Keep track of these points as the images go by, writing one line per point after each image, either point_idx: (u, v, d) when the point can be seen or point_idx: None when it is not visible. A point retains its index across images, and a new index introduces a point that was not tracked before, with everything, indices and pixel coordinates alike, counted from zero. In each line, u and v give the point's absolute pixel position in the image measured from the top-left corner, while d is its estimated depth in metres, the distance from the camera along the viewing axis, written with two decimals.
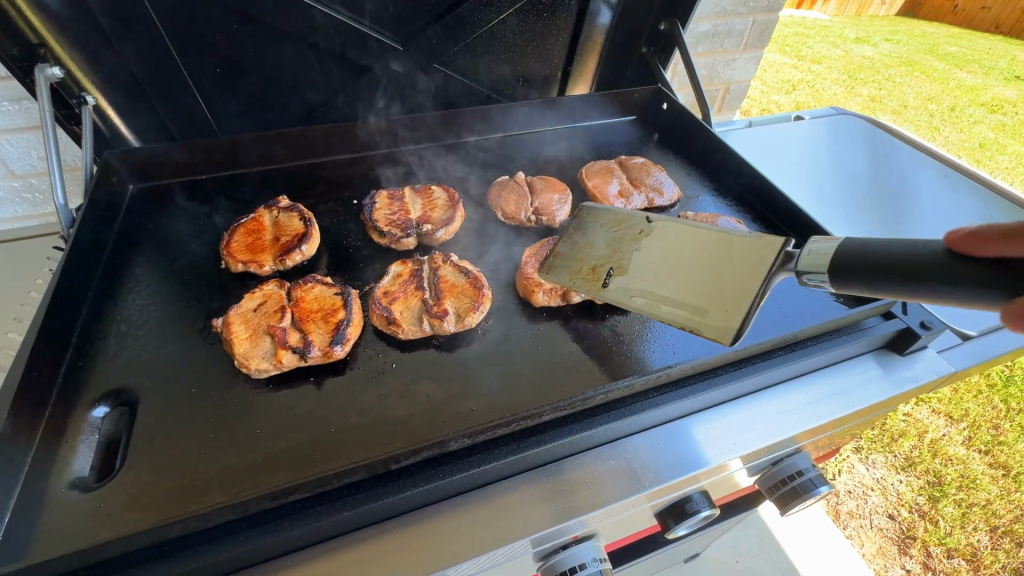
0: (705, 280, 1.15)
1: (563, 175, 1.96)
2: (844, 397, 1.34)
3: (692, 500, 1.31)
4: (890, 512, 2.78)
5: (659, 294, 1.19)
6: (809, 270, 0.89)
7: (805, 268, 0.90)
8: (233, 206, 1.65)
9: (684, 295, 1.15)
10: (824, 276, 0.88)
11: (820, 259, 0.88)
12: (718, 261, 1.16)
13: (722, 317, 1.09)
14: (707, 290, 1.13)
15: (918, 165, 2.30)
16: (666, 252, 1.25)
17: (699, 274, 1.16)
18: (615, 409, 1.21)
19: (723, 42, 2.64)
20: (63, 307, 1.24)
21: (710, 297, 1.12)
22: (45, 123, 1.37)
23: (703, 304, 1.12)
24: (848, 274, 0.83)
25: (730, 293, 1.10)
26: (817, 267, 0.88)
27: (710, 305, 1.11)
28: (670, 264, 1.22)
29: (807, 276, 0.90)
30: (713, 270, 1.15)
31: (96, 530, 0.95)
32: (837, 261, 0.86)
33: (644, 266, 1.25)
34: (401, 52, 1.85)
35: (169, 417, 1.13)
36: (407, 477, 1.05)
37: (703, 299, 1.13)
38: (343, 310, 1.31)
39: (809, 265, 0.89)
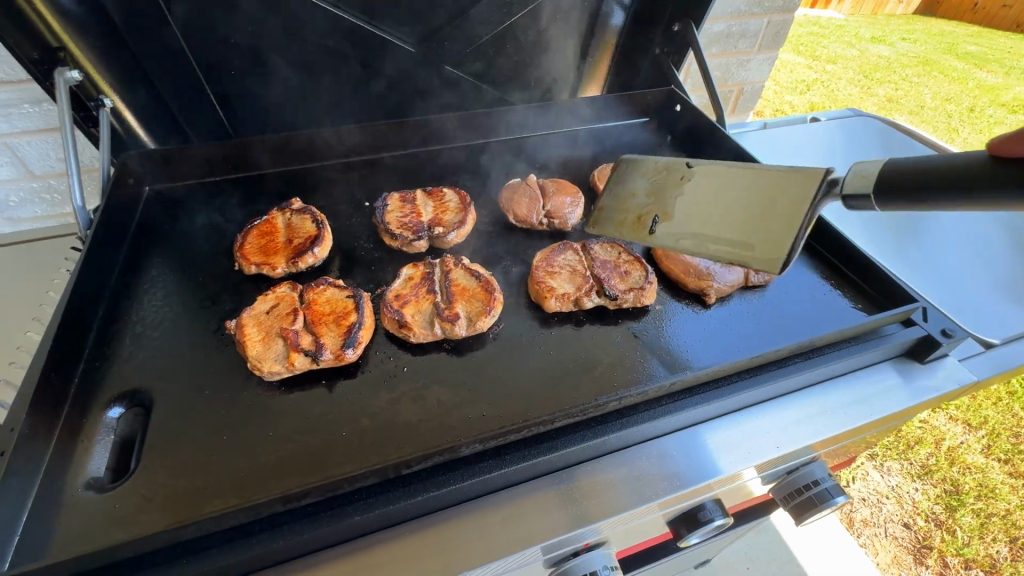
0: (749, 213, 1.07)
1: (575, 178, 1.94)
2: (863, 405, 1.32)
3: (706, 509, 1.29)
4: (905, 521, 2.73)
5: (707, 234, 1.12)
6: (853, 189, 0.84)
7: (851, 185, 0.84)
8: (246, 208, 1.66)
9: (730, 231, 1.08)
10: (868, 195, 0.82)
11: (863, 177, 0.82)
12: (761, 192, 1.07)
13: (770, 248, 1.01)
14: (753, 223, 1.05)
15: None
16: (708, 192, 1.17)
17: (742, 208, 1.08)
18: (628, 416, 1.19)
19: (737, 43, 2.61)
20: (80, 308, 1.26)
21: (756, 229, 1.04)
22: (64, 125, 1.39)
23: (748, 237, 1.04)
24: (890, 190, 0.79)
25: (777, 222, 1.02)
26: (862, 185, 0.83)
27: (757, 237, 1.03)
28: (714, 203, 1.15)
29: (851, 197, 0.84)
30: (759, 202, 1.07)
31: (111, 532, 0.95)
32: (884, 178, 0.79)
33: (690, 208, 1.18)
34: (413, 53, 1.84)
35: (183, 418, 1.14)
36: (418, 482, 1.04)
37: (748, 232, 1.05)
38: (355, 314, 1.30)
39: (854, 185, 0.84)
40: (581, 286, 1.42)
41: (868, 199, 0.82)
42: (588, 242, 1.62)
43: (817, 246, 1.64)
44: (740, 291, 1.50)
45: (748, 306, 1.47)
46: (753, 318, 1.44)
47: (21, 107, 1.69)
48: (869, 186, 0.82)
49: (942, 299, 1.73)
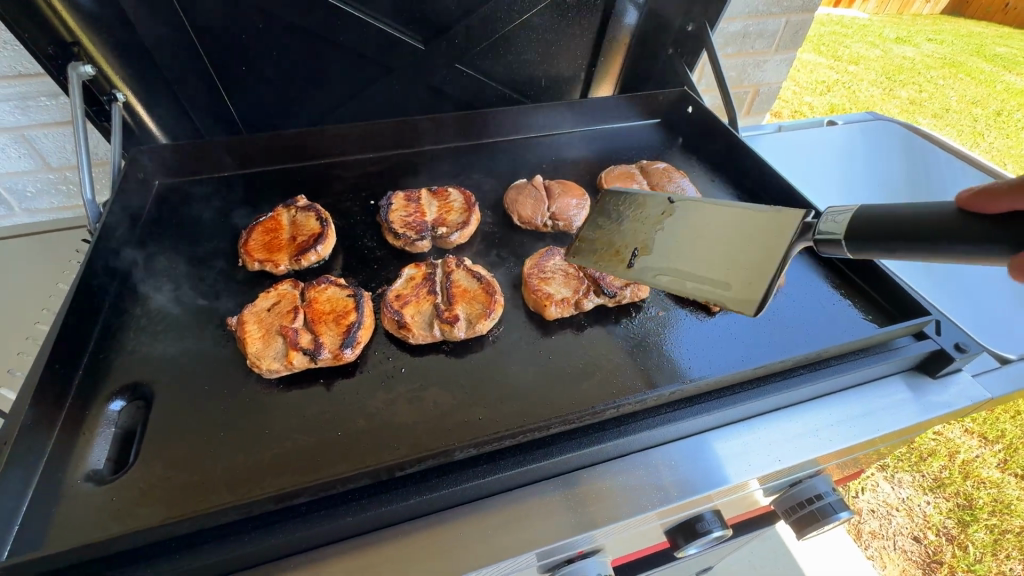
0: (727, 253, 1.08)
1: (583, 179, 1.92)
2: (869, 419, 1.29)
3: (704, 520, 1.27)
4: (915, 535, 2.68)
5: (685, 271, 1.11)
6: (825, 236, 0.87)
7: (823, 233, 0.88)
8: (252, 204, 1.67)
9: (708, 271, 1.08)
10: (840, 242, 0.86)
11: (837, 224, 0.86)
12: (738, 232, 1.09)
13: (748, 289, 1.01)
14: (731, 263, 1.06)
15: (958, 172, 2.19)
16: (684, 230, 1.18)
17: (719, 248, 1.10)
18: (626, 424, 1.17)
19: (753, 43, 2.56)
20: (86, 301, 1.27)
21: (734, 269, 1.05)
22: (76, 119, 1.42)
23: (726, 277, 1.05)
24: (865, 239, 0.82)
25: (754, 264, 1.03)
26: (833, 234, 0.87)
27: (735, 277, 1.04)
28: (692, 242, 1.15)
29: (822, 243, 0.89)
30: (735, 242, 1.08)
31: (108, 525, 0.97)
32: (854, 227, 0.84)
33: (669, 245, 1.18)
34: (423, 51, 1.83)
35: (182, 414, 1.15)
36: (411, 485, 1.03)
37: (726, 271, 1.06)
38: (355, 313, 1.30)
39: (827, 232, 0.87)
40: (577, 289, 1.40)
41: (840, 245, 0.86)
42: None
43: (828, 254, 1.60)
44: None
45: (754, 314, 1.43)
46: (758, 327, 1.41)
47: (38, 100, 1.72)
48: (840, 233, 0.86)
49: (959, 309, 1.69)
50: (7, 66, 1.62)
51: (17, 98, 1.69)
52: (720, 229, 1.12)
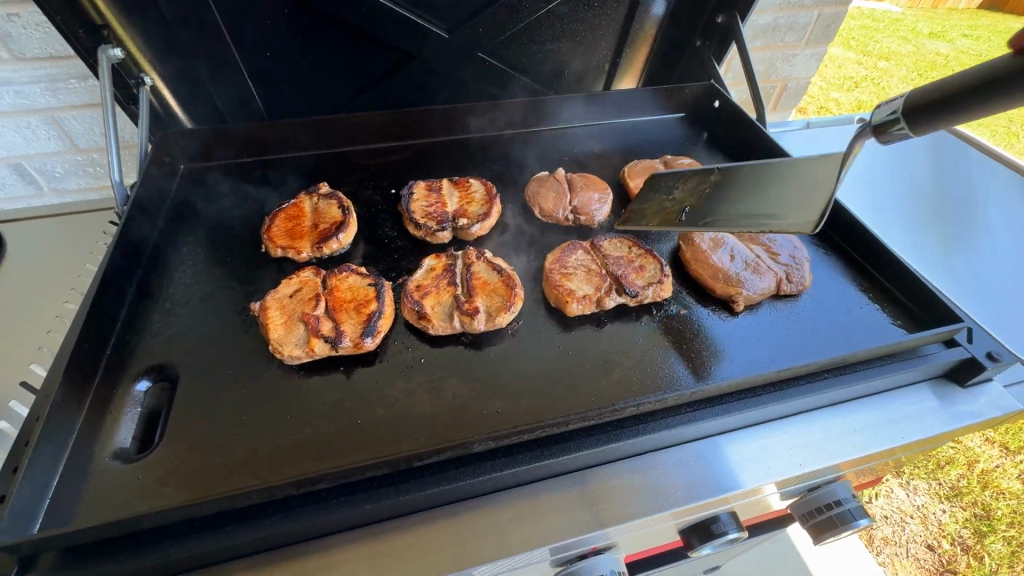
0: (784, 191, 1.05)
1: (605, 172, 1.89)
2: (894, 427, 1.26)
3: (719, 521, 1.26)
4: (929, 543, 2.63)
5: (737, 214, 1.10)
6: (881, 125, 0.77)
7: (877, 124, 0.78)
8: (275, 190, 1.68)
9: (760, 209, 1.06)
10: (902, 121, 0.75)
11: (891, 110, 0.76)
12: (793, 174, 1.07)
13: (806, 215, 0.97)
14: (788, 199, 1.03)
15: (986, 175, 2.13)
16: (738, 181, 1.17)
17: (776, 189, 1.07)
18: (644, 422, 1.16)
19: (783, 36, 2.49)
20: (113, 283, 1.30)
21: (793, 204, 1.02)
22: (105, 102, 1.45)
23: (784, 211, 1.02)
24: (922, 113, 0.72)
25: (811, 196, 1.00)
26: (892, 118, 0.76)
27: (793, 209, 1.00)
28: (745, 190, 1.14)
29: (882, 132, 0.78)
30: (794, 184, 1.05)
31: (135, 502, 0.99)
32: (911, 101, 0.73)
33: (718, 198, 1.18)
34: (447, 40, 1.81)
35: (205, 397, 1.16)
36: (430, 476, 1.04)
37: (780, 207, 1.03)
38: (376, 302, 1.30)
39: (883, 120, 0.77)
40: (600, 286, 1.39)
41: (902, 126, 0.75)
42: (595, 238, 1.55)
43: (856, 256, 1.56)
44: (771, 299, 1.44)
45: (778, 315, 1.41)
46: (782, 329, 1.38)
47: (68, 82, 1.75)
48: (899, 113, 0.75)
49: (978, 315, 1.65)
50: (39, 48, 1.64)
51: (48, 80, 1.72)
52: (778, 173, 1.09)
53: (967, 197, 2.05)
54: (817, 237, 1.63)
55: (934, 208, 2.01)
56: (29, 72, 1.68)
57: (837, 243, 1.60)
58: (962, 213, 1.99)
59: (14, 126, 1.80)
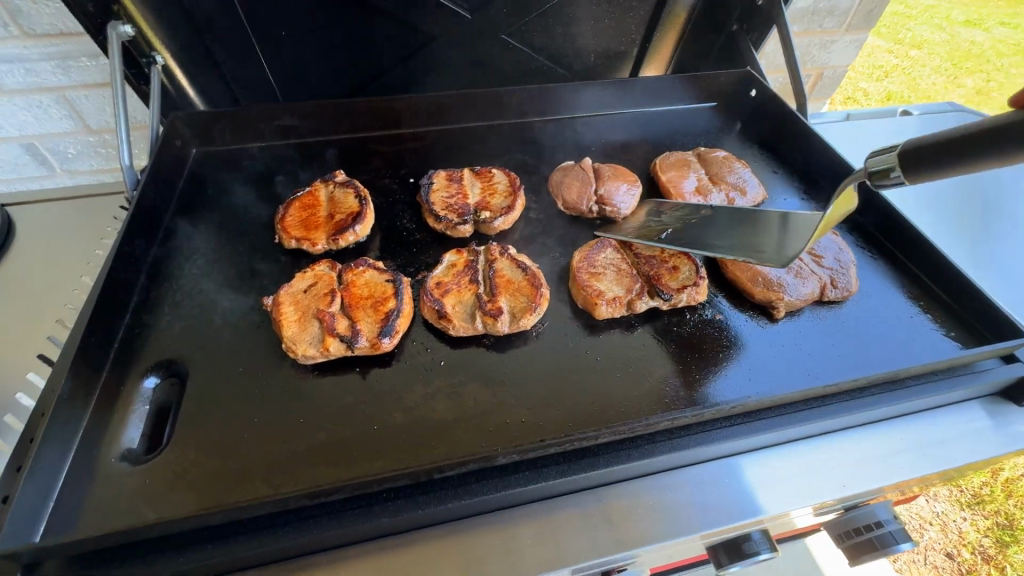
0: (765, 231, 1.25)
1: (633, 164, 1.79)
2: (944, 449, 1.18)
3: (751, 539, 1.19)
4: (948, 551, 2.48)
5: (719, 243, 1.27)
6: (879, 170, 0.82)
7: (876, 171, 0.83)
8: (289, 177, 1.61)
9: (746, 243, 1.23)
10: (898, 169, 0.80)
11: (888, 157, 0.81)
12: (771, 220, 1.27)
13: (788, 251, 1.15)
14: (771, 237, 1.22)
15: None
16: (722, 220, 1.36)
17: (760, 229, 1.26)
18: (679, 437, 1.08)
19: (822, 21, 2.34)
20: (122, 273, 1.25)
21: (774, 244, 1.19)
22: (115, 82, 1.39)
23: (768, 246, 1.20)
24: (921, 160, 0.77)
25: (789, 238, 1.20)
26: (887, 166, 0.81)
27: (777, 244, 1.19)
28: (731, 227, 1.31)
29: (879, 179, 0.83)
30: (770, 227, 1.25)
31: (143, 508, 0.95)
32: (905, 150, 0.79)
33: (701, 229, 1.36)
34: (469, 21, 1.71)
35: (215, 397, 1.11)
36: (451, 488, 0.98)
37: (764, 244, 1.20)
38: (394, 300, 1.23)
39: (879, 166, 0.82)
40: (631, 288, 1.30)
41: (897, 173, 0.81)
42: (624, 235, 1.47)
43: (910, 266, 1.45)
44: (812, 305, 1.35)
45: (820, 324, 1.32)
46: (824, 339, 1.29)
47: (78, 60, 1.68)
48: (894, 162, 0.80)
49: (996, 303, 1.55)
50: (48, 23, 1.58)
51: (58, 57, 1.66)
52: (761, 218, 1.31)
53: (1002, 181, 1.90)
54: (862, 238, 1.53)
55: (963, 190, 1.86)
56: (39, 49, 1.62)
57: (888, 250, 1.49)
58: (993, 203, 1.83)
59: (26, 105, 1.75)
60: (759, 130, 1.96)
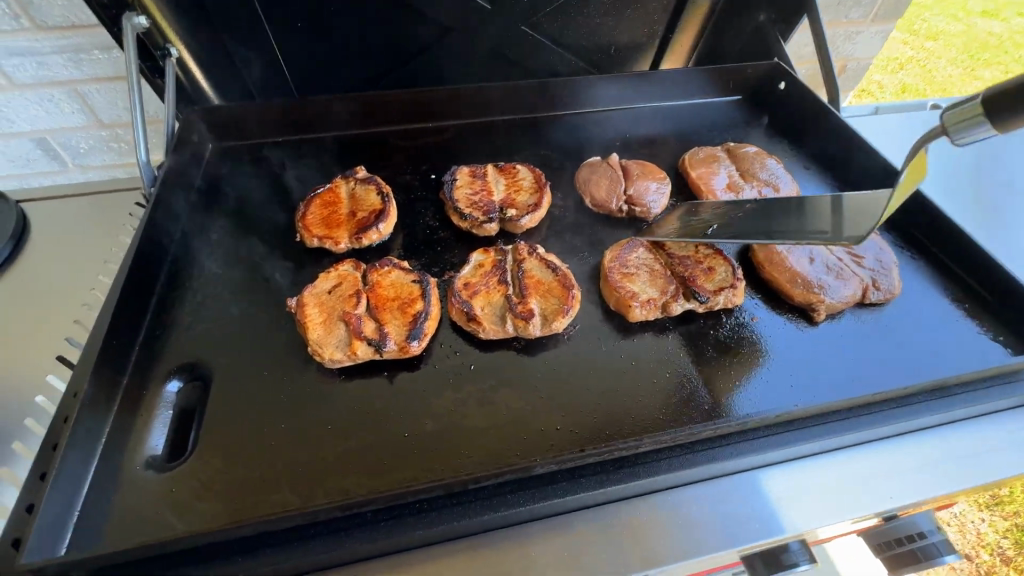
0: (819, 217, 1.19)
1: (658, 160, 1.74)
2: (992, 459, 1.14)
3: (789, 551, 1.14)
4: (965, 552, 2.21)
5: (773, 230, 1.21)
6: (959, 123, 0.74)
7: (954, 125, 0.75)
8: (307, 174, 1.57)
9: (804, 227, 1.17)
10: (985, 117, 0.72)
11: (969, 107, 0.73)
12: (822, 208, 1.21)
13: (851, 230, 1.07)
14: (830, 219, 1.16)
15: None
16: (770, 210, 1.31)
17: (812, 215, 1.21)
18: (721, 446, 1.04)
19: (849, 11, 2.26)
20: (142, 273, 1.21)
21: (834, 223, 1.13)
22: (131, 75, 1.36)
23: (828, 228, 1.13)
24: (1011, 104, 0.69)
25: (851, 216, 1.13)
26: (970, 116, 0.73)
27: (836, 225, 1.12)
28: (780, 216, 1.26)
29: (959, 134, 0.75)
30: (823, 213, 1.19)
31: (170, 518, 0.92)
32: (991, 95, 0.72)
33: (748, 222, 1.31)
34: (489, 11, 1.66)
35: (239, 402, 1.07)
36: (485, 499, 0.94)
37: (823, 226, 1.14)
38: (421, 301, 1.19)
39: (959, 119, 0.74)
40: (665, 290, 1.26)
41: (984, 123, 0.72)
42: (655, 234, 1.41)
43: (952, 265, 1.40)
44: (854, 307, 1.31)
45: (862, 328, 1.27)
46: (866, 344, 1.25)
47: (91, 53, 1.64)
48: (978, 111, 0.72)
49: None
50: (61, 15, 1.54)
51: (71, 50, 1.62)
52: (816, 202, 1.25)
53: None
54: (900, 236, 1.47)
55: (988, 180, 1.81)
56: (52, 42, 1.59)
57: (929, 248, 1.44)
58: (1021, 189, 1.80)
59: (38, 99, 1.71)
60: (787, 125, 1.89)
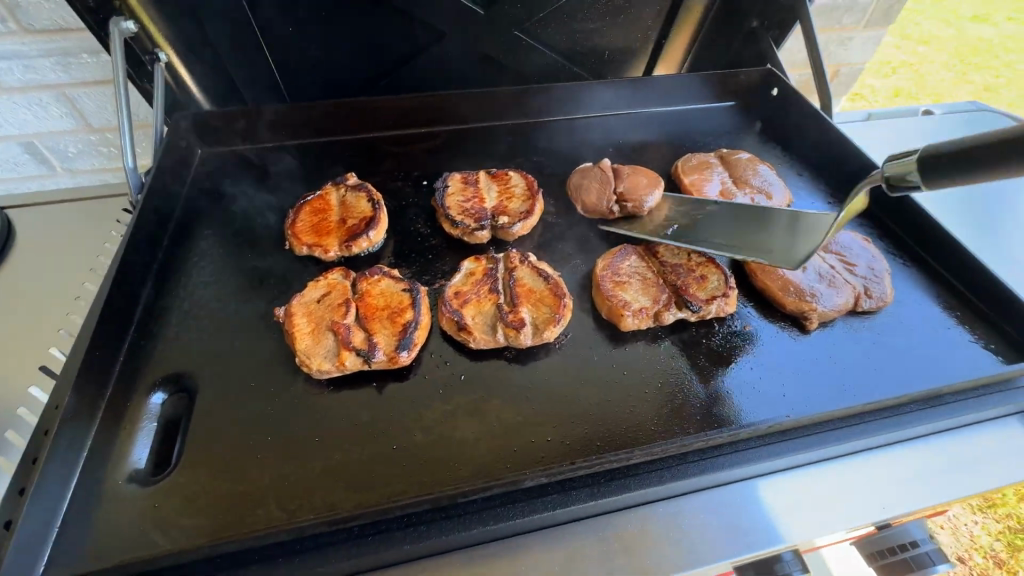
0: (769, 232, 1.31)
1: (652, 166, 1.73)
2: (983, 467, 1.13)
3: (782, 560, 1.10)
4: (959, 555, 2.18)
5: (727, 242, 1.32)
6: (895, 176, 0.81)
7: (893, 175, 0.81)
8: (298, 180, 1.55)
9: (756, 243, 1.30)
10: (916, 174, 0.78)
11: (905, 163, 0.79)
12: (774, 222, 1.34)
13: (794, 254, 1.23)
14: (775, 236, 1.30)
15: None
16: (727, 218, 1.40)
17: (764, 229, 1.32)
18: (713, 457, 1.03)
19: (842, 17, 2.27)
20: (128, 281, 1.20)
21: (781, 243, 1.27)
22: (117, 79, 1.34)
23: (774, 246, 1.27)
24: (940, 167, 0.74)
25: (797, 239, 1.27)
26: (906, 170, 0.79)
27: (779, 245, 1.26)
28: (735, 226, 1.36)
29: (896, 183, 0.81)
30: (772, 228, 1.33)
31: (152, 534, 0.90)
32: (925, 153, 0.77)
33: (705, 227, 1.39)
34: (482, 16, 1.65)
35: (226, 413, 1.06)
36: (473, 513, 0.93)
37: (770, 244, 1.28)
38: (411, 311, 1.18)
39: (897, 171, 0.80)
40: (658, 298, 1.25)
41: (917, 177, 0.78)
42: (648, 241, 1.41)
43: (943, 272, 1.40)
44: (846, 315, 1.30)
45: (854, 336, 1.27)
46: (858, 352, 1.24)
47: (79, 57, 1.63)
48: (913, 166, 0.78)
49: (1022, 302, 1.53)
50: (48, 19, 1.52)
51: (58, 54, 1.60)
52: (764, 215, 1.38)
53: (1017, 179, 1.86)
54: (892, 244, 1.48)
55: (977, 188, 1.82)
56: (39, 46, 1.57)
57: (920, 255, 1.44)
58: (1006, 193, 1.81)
59: (25, 103, 1.69)
60: (780, 131, 1.90)
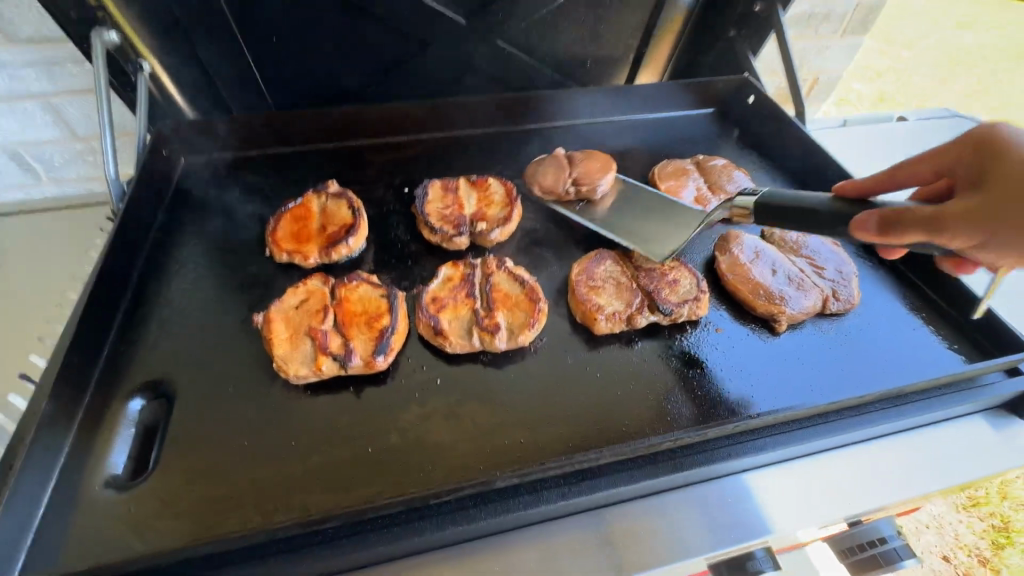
0: (659, 223, 1.42)
1: (631, 173, 1.76)
2: (948, 463, 1.17)
3: (754, 558, 1.12)
4: (944, 553, 2.12)
5: (619, 225, 1.45)
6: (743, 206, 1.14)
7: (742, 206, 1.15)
8: (281, 187, 1.57)
9: (640, 231, 1.41)
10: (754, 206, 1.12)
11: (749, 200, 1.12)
12: (670, 214, 1.42)
13: (661, 246, 1.34)
14: (658, 227, 1.41)
15: None
16: (633, 202, 1.51)
17: (658, 220, 1.42)
18: (682, 456, 1.06)
19: (819, 26, 2.33)
20: (109, 289, 1.21)
21: (661, 235, 1.38)
22: (99, 90, 1.35)
23: (651, 236, 1.38)
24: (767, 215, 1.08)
25: (681, 232, 1.36)
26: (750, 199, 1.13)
27: (656, 236, 1.37)
28: (636, 212, 1.47)
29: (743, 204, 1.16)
30: (665, 220, 1.42)
31: (129, 538, 0.91)
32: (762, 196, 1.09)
33: (612, 209, 1.51)
34: (464, 26, 1.68)
35: (205, 419, 1.07)
36: (447, 513, 0.95)
37: (651, 234, 1.39)
38: (388, 316, 1.20)
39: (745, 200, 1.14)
40: (630, 302, 1.28)
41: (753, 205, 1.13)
42: (624, 247, 1.44)
43: (913, 276, 1.44)
44: (815, 317, 1.34)
45: (823, 338, 1.30)
46: (827, 353, 1.27)
47: (63, 67, 1.64)
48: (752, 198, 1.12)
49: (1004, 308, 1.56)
50: (32, 29, 1.54)
51: (42, 63, 1.61)
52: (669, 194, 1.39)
53: None
54: (863, 248, 1.51)
55: None
56: (22, 55, 1.58)
57: (891, 260, 1.47)
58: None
59: (9, 113, 1.70)
60: (757, 138, 1.94)
